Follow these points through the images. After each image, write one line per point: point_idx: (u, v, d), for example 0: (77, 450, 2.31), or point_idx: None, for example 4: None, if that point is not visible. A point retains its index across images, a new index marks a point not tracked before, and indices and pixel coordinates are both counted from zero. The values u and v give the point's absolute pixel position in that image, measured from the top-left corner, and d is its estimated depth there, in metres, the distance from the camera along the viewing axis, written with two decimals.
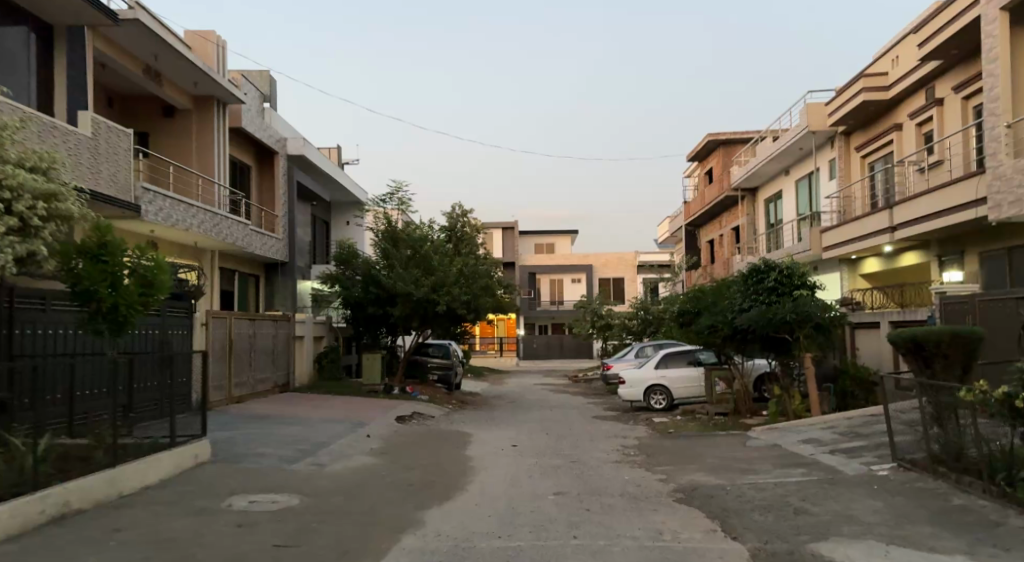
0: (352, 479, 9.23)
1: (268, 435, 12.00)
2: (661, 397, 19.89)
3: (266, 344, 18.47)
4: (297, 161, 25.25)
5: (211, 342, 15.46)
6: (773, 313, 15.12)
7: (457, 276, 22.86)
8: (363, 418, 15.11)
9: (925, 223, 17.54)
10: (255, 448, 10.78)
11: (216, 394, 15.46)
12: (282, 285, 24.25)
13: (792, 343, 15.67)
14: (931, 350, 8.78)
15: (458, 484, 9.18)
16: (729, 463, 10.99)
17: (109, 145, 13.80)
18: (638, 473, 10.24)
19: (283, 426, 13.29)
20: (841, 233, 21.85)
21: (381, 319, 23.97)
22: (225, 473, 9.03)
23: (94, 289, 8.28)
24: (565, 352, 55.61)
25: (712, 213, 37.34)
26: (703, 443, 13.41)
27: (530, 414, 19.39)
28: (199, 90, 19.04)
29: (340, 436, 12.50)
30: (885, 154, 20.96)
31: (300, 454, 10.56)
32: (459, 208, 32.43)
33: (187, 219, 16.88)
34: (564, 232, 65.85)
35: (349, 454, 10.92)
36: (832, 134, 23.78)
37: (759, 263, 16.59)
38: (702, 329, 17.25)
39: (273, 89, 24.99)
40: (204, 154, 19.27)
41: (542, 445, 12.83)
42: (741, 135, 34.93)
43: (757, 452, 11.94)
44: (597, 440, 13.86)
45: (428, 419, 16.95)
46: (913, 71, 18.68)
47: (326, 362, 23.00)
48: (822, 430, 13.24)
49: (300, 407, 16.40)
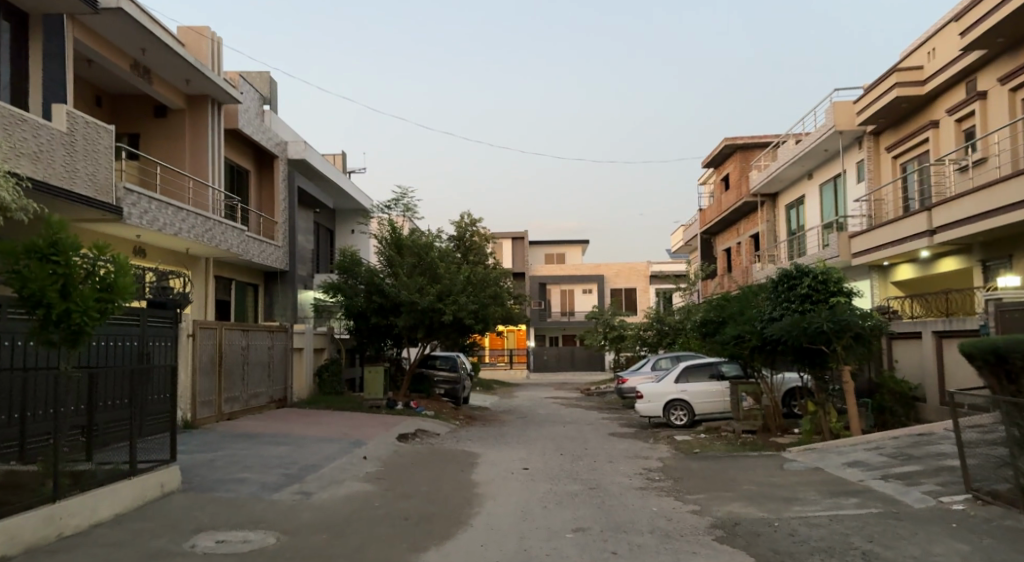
0: (340, 511, 8.01)
1: (253, 458, 10.79)
2: (681, 412, 18.57)
3: (261, 356, 17.35)
4: (298, 166, 24.23)
5: (199, 355, 14.31)
6: (808, 322, 13.91)
7: (465, 284, 21.80)
8: (362, 436, 13.91)
9: (967, 225, 16.31)
10: (235, 473, 9.61)
11: (204, 410, 14.35)
12: (282, 294, 23.23)
13: (828, 354, 14.39)
14: (1017, 363, 7.52)
15: (462, 518, 7.96)
16: (769, 490, 9.71)
17: (88, 142, 12.77)
18: (668, 503, 8.97)
19: (272, 446, 12.11)
20: (873, 238, 20.58)
21: (385, 330, 22.85)
22: (194, 505, 7.86)
23: (41, 294, 7.12)
24: (576, 364, 54.25)
25: (729, 220, 36.09)
26: (735, 465, 12.11)
27: (542, 431, 18.13)
28: (192, 89, 18.07)
29: (333, 457, 11.29)
30: (920, 152, 19.74)
31: (285, 481, 9.37)
32: (468, 217, 31.41)
33: (176, 224, 15.82)
34: (574, 242, 64.73)
35: (341, 480, 9.71)
36: (860, 135, 22.61)
37: (790, 268, 15.32)
38: (728, 339, 16.03)
39: (273, 91, 23.99)
40: (197, 155, 18.26)
41: (557, 468, 11.59)
42: (759, 139, 33.76)
43: (798, 477, 10.65)
44: (617, 462, 12.60)
45: (432, 437, 15.75)
46: (952, 63, 17.50)
47: (327, 375, 21.81)
48: (868, 451, 11.94)
49: (294, 424, 15.23)
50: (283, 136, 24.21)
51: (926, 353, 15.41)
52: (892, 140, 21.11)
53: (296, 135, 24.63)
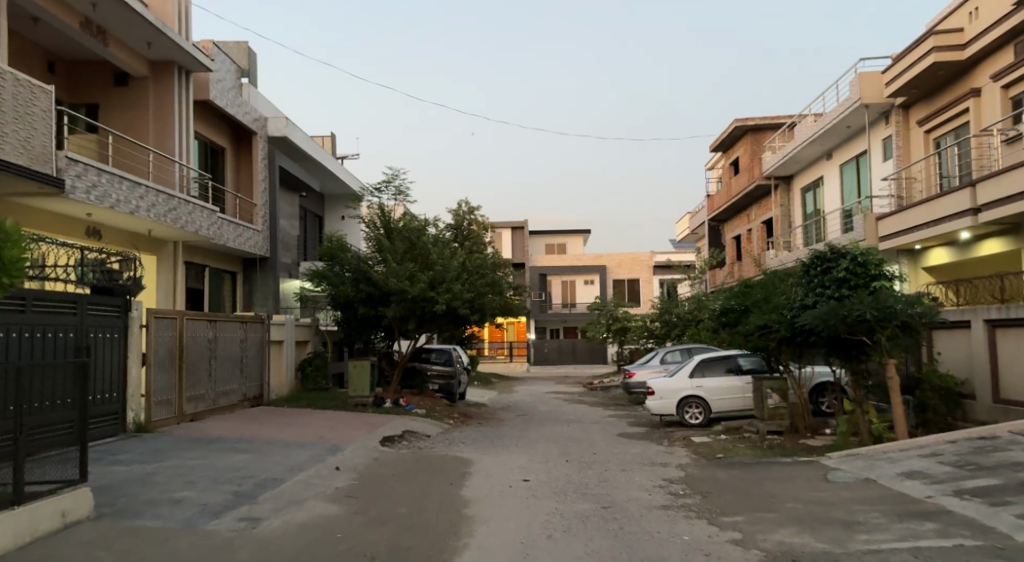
0: (290, 546, 6.31)
1: (202, 470, 9.08)
2: (697, 410, 16.88)
3: (232, 350, 15.63)
4: (279, 145, 22.46)
5: (155, 347, 12.61)
6: (847, 308, 12.22)
7: (459, 271, 20.06)
8: (339, 441, 12.21)
9: (1017, 202, 14.56)
10: (174, 492, 7.89)
11: (160, 411, 12.65)
12: (263, 281, 21.58)
13: (868, 347, 12.73)
14: None
15: (444, 554, 6.25)
16: (822, 512, 8.02)
17: (20, 102, 10.96)
18: (701, 531, 7.28)
19: (231, 454, 10.40)
20: (903, 219, 18.88)
21: (375, 322, 21.13)
22: (103, 540, 6.10)
23: None
24: (578, 357, 52.90)
25: (738, 206, 34.33)
26: (769, 475, 10.42)
27: (543, 431, 16.48)
28: (154, 53, 16.33)
29: (300, 468, 9.59)
30: (958, 125, 17.99)
31: (230, 503, 7.64)
32: (467, 205, 29.51)
33: (132, 201, 14.04)
34: (576, 233, 63.06)
35: (302, 500, 7.99)
36: (887, 108, 20.85)
37: (823, 249, 13.83)
38: (751, 330, 14.43)
39: (252, 63, 22.17)
40: (162, 128, 16.59)
41: (563, 480, 9.89)
42: (772, 120, 31.97)
43: (850, 492, 8.95)
44: (632, 471, 10.88)
45: (421, 440, 14.07)
46: (1001, 22, 15.74)
47: (310, 370, 20.02)
48: (926, 459, 10.24)
49: (266, 426, 13.56)
50: (263, 112, 22.39)
51: (976, 345, 13.73)
52: (925, 112, 19.34)
53: (278, 111, 22.84)
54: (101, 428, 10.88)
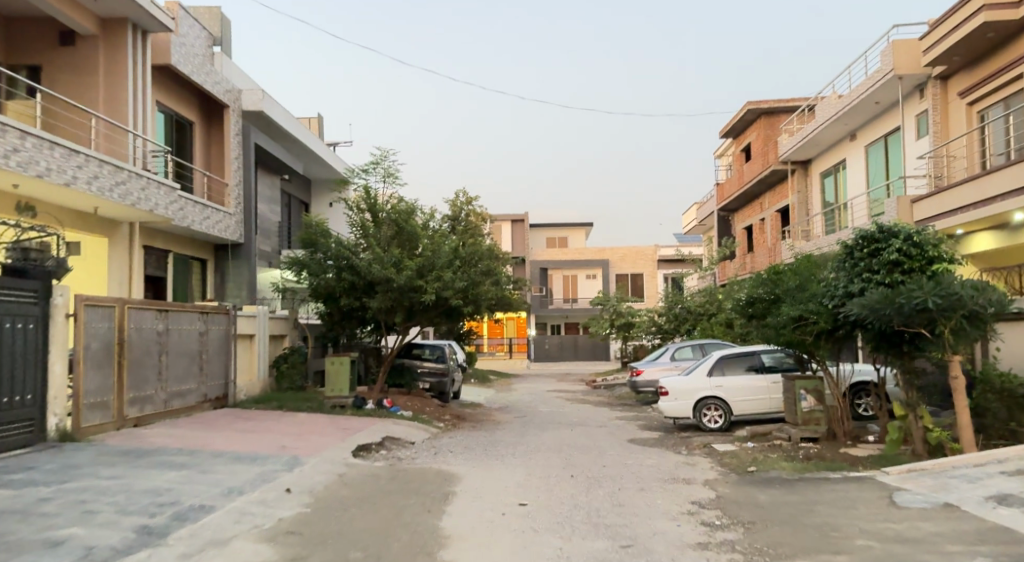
0: None
1: (113, 495, 7.17)
2: (716, 413, 14.98)
3: (189, 345, 13.73)
4: (255, 119, 20.48)
5: (87, 340, 10.70)
6: (903, 296, 10.29)
7: (451, 257, 18.13)
8: (301, 451, 10.30)
9: None
10: (58, 529, 5.97)
11: (93, 415, 10.77)
12: (236, 269, 19.66)
13: (927, 340, 10.80)
14: None
15: None
16: (910, 555, 6.12)
17: None
18: None
19: (162, 470, 8.48)
20: (942, 200, 16.96)
21: (358, 313, 19.19)
22: None
23: None
24: (579, 354, 51.10)
25: (751, 194, 32.42)
26: (821, 496, 8.52)
27: (544, 437, 14.57)
28: (102, 7, 14.37)
29: (240, 491, 7.67)
30: (1008, 94, 16.06)
31: (127, 546, 5.72)
32: (464, 194, 27.47)
33: (67, 170, 12.12)
34: (578, 226, 61.20)
35: (226, 541, 6.08)
36: (924, 79, 18.91)
37: (869, 228, 11.78)
38: (784, 322, 12.54)
39: (224, 30, 20.20)
40: (114, 93, 14.71)
41: (569, 504, 8.00)
42: (788, 102, 30.04)
43: (933, 523, 7.08)
44: (652, 490, 9.00)
45: (401, 449, 12.17)
46: None
47: (286, 368, 18.07)
48: (1015, 478, 8.33)
49: (220, 433, 11.64)
50: (238, 83, 20.44)
51: None
52: (969, 81, 17.40)
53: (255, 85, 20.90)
54: (9, 439, 8.99)
